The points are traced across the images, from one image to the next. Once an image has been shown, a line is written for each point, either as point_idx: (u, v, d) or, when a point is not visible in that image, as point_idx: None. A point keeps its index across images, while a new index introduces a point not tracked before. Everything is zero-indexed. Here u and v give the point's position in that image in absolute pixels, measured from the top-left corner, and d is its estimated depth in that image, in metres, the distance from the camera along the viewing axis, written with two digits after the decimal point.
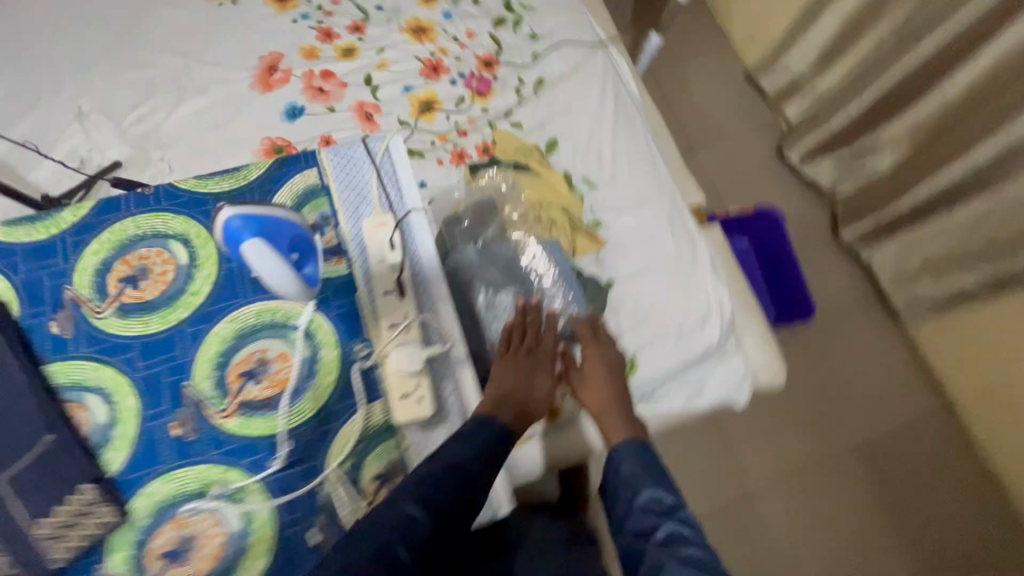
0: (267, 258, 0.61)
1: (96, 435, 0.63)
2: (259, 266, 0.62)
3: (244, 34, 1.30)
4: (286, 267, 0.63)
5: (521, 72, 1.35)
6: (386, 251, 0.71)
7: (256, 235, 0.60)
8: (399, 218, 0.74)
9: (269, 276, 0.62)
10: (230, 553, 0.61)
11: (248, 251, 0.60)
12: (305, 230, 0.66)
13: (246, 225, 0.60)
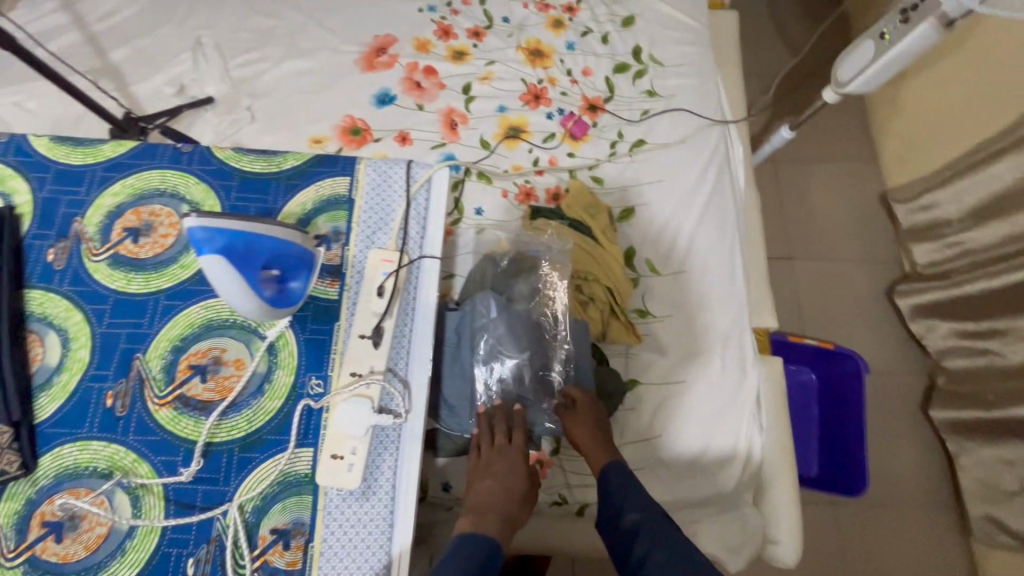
0: (226, 276, 0.56)
1: (38, 376, 0.62)
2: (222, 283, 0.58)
3: (370, 12, 1.32)
4: (248, 288, 0.58)
5: (623, 127, 1.24)
6: (379, 291, 0.65)
7: (217, 252, 0.55)
8: (408, 259, 0.67)
9: (230, 296, 0.58)
10: (107, 550, 0.57)
11: (208, 267, 0.56)
12: (288, 245, 0.60)
13: (211, 237, 0.55)
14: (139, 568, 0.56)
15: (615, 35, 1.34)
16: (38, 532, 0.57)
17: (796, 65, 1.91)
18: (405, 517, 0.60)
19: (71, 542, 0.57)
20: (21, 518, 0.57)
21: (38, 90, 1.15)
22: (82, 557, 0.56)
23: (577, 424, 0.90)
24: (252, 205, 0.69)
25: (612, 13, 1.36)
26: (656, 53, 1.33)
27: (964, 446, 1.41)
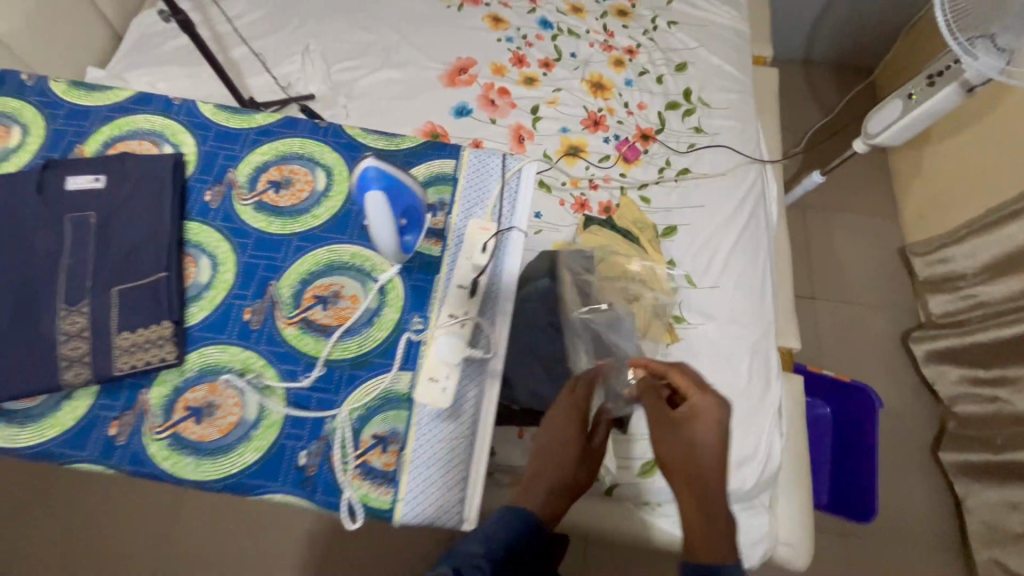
0: (381, 210, 0.69)
1: (191, 290, 0.74)
2: (372, 215, 0.70)
3: (455, 37, 1.50)
4: (393, 224, 0.71)
5: (671, 156, 1.39)
6: (477, 250, 0.76)
7: (382, 189, 0.69)
8: (501, 229, 0.80)
9: (374, 227, 0.70)
10: (237, 435, 0.68)
11: (371, 198, 0.69)
12: (421, 205, 0.75)
13: (379, 178, 0.69)
14: (260, 452, 0.67)
15: (669, 78, 1.50)
16: (181, 414, 0.68)
17: (826, 123, 2.07)
18: (483, 441, 0.70)
19: (209, 425, 0.68)
20: (168, 401, 0.69)
21: (170, 73, 1.33)
22: (217, 438, 0.68)
23: (666, 435, 0.64)
24: None
25: (667, 59, 1.53)
26: (704, 96, 1.49)
27: (971, 489, 1.46)
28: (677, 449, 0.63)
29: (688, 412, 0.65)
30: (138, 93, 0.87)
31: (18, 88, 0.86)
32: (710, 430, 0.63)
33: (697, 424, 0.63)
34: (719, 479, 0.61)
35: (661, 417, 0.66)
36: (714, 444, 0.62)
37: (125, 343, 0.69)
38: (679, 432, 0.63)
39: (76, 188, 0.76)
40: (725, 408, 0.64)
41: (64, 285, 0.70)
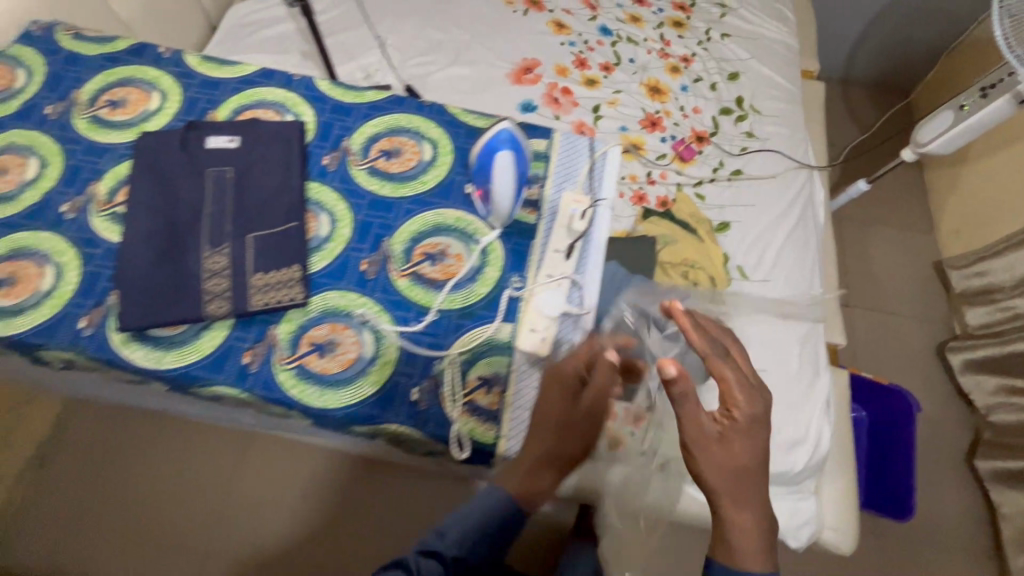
0: (507, 163, 0.83)
1: (313, 240, 0.82)
2: (498, 168, 0.83)
3: (521, 39, 1.59)
4: (514, 180, 0.83)
5: (724, 158, 1.46)
6: (573, 220, 0.84)
7: (510, 150, 0.84)
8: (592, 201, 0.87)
9: (498, 176, 0.82)
10: (356, 370, 0.75)
11: (501, 153, 0.83)
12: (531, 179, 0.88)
13: (508, 143, 0.85)
14: (377, 386, 0.74)
15: (723, 86, 1.58)
16: (307, 348, 0.75)
17: (864, 139, 2.13)
18: None
19: (331, 359, 0.75)
20: (294, 336, 0.76)
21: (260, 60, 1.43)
22: (338, 372, 0.75)
23: (708, 444, 0.65)
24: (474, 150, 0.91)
25: (721, 68, 1.61)
26: (755, 104, 1.56)
27: (1008, 497, 1.49)
28: (724, 471, 0.65)
29: (734, 431, 0.65)
30: (262, 68, 0.96)
31: (156, 59, 0.96)
32: (753, 446, 0.65)
33: (742, 443, 0.65)
34: (756, 492, 0.65)
35: (702, 432, 0.66)
36: (756, 461, 0.66)
37: (260, 283, 0.77)
38: (721, 446, 0.65)
39: (214, 146, 0.85)
40: (763, 419, 0.67)
41: (208, 230, 0.79)
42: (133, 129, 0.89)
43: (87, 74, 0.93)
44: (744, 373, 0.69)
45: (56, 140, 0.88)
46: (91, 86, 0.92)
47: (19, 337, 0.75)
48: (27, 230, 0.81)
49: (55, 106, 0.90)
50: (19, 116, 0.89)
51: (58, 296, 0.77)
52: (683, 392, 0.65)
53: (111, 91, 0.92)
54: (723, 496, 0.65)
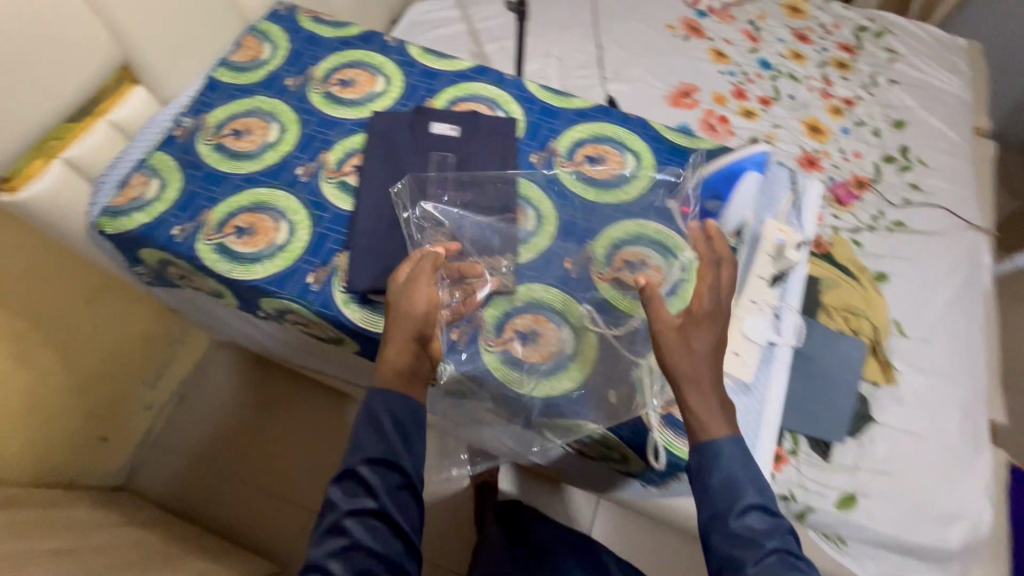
0: (749, 187, 0.86)
1: (520, 233, 0.85)
2: (742, 188, 0.86)
3: (681, 64, 1.60)
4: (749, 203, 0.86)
5: (885, 207, 1.39)
6: (782, 250, 0.83)
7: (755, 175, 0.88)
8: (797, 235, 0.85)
9: (740, 195, 0.86)
10: (556, 362, 0.77)
11: (749, 176, 0.87)
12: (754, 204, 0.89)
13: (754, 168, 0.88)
14: (576, 382, 0.76)
15: (887, 132, 1.52)
16: (510, 334, 0.78)
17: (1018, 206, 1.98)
18: (770, 416, 0.76)
19: (532, 348, 0.78)
20: (500, 321, 0.79)
21: None
22: (539, 361, 0.77)
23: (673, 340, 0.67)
24: (675, 166, 0.92)
25: (885, 114, 1.55)
26: (922, 156, 1.49)
27: None
28: (682, 353, 0.66)
29: (692, 323, 0.68)
30: (476, 65, 1.02)
31: (382, 47, 1.03)
32: (709, 335, 0.68)
33: (696, 332, 0.67)
34: (712, 374, 0.67)
35: (664, 321, 0.68)
36: (711, 354, 0.68)
37: (476, 267, 0.81)
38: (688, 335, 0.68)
39: (438, 133, 0.91)
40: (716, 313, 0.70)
41: (429, 209, 0.85)
42: (360, 108, 0.96)
43: (322, 54, 1.02)
44: (717, 279, 0.71)
45: (294, 110, 0.96)
46: (325, 64, 1.01)
47: (255, 283, 0.82)
48: (267, 187, 0.89)
49: (294, 79, 0.99)
50: (264, 85, 0.98)
51: (291, 251, 0.84)
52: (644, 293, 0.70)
53: (342, 71, 1.00)
54: (677, 377, 0.67)
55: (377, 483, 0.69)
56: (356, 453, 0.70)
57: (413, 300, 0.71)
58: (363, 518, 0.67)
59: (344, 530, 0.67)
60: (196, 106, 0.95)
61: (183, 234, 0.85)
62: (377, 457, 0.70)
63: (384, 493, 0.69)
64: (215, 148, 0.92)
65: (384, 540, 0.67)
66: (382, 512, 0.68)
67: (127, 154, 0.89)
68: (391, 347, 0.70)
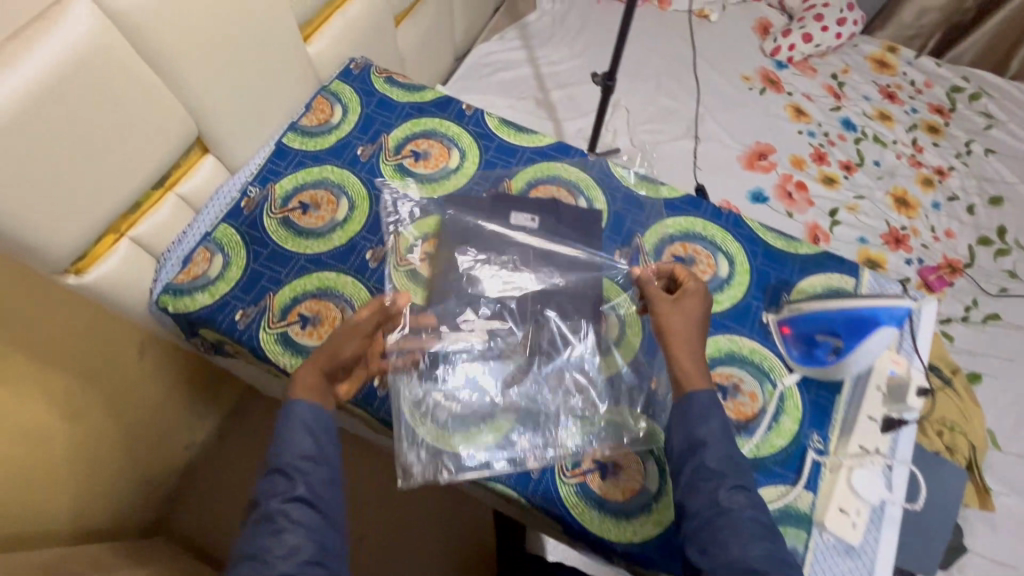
0: (879, 343, 0.73)
1: (601, 342, 0.79)
2: (869, 344, 0.73)
3: (756, 121, 1.51)
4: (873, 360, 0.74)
5: (979, 296, 1.28)
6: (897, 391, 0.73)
7: (891, 329, 0.73)
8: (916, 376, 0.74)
9: (865, 351, 0.73)
10: (639, 503, 0.70)
11: (883, 332, 0.72)
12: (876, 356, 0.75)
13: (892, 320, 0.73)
14: (660, 527, 0.69)
15: (982, 210, 1.40)
16: (589, 464, 0.72)
17: None
18: None
19: (614, 483, 0.71)
20: (578, 447, 0.73)
21: (498, 104, 1.47)
22: (621, 499, 0.70)
23: (663, 307, 0.71)
24: (772, 273, 0.84)
25: (981, 189, 1.42)
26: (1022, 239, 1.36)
27: None
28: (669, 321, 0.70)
29: (686, 293, 0.71)
30: (558, 142, 0.96)
31: (457, 115, 0.97)
32: (696, 310, 0.71)
33: (683, 307, 0.71)
34: (698, 344, 0.69)
35: (657, 294, 0.72)
36: (699, 324, 0.71)
37: (556, 385, 0.76)
38: (677, 304, 0.71)
39: (517, 223, 0.86)
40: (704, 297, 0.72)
41: (504, 316, 0.80)
42: (433, 186, 0.91)
43: (395, 120, 0.97)
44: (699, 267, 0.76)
45: (365, 184, 0.91)
46: (398, 133, 0.95)
47: None
48: (335, 270, 0.84)
49: (366, 148, 0.94)
50: (334, 152, 0.94)
51: None
52: (640, 277, 0.75)
53: (415, 142, 0.95)
54: (666, 342, 0.69)
55: (307, 467, 0.62)
56: (284, 452, 0.63)
57: (345, 344, 0.70)
58: (294, 506, 0.60)
59: (274, 517, 0.59)
60: (263, 174, 0.91)
61: (245, 320, 0.81)
62: (307, 441, 0.64)
63: (315, 478, 0.62)
64: (281, 223, 0.88)
65: (323, 525, 0.60)
66: (318, 498, 0.61)
67: (193, 227, 0.86)
68: (306, 367, 0.68)
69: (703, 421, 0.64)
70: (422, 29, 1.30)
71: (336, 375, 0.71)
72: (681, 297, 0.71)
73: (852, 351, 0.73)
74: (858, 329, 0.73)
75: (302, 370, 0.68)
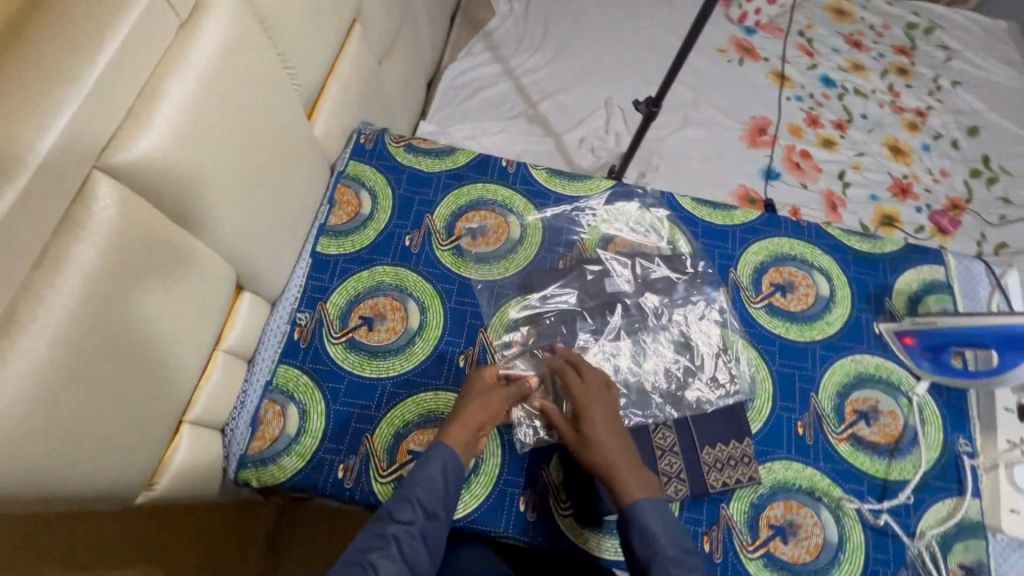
0: None
1: (740, 403, 0.75)
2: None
3: (745, 94, 1.48)
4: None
5: (986, 229, 1.35)
6: None
7: None
8: None
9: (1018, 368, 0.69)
10: (828, 559, 0.68)
11: None
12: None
13: None
14: None
15: (965, 143, 1.46)
16: (767, 532, 0.69)
17: None
18: None
19: (798, 545, 0.68)
20: (750, 517, 0.69)
21: (490, 129, 1.35)
22: (811, 558, 0.68)
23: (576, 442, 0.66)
24: (869, 280, 0.83)
25: (959, 122, 1.48)
26: (1005, 163, 1.43)
27: None
28: (583, 444, 0.66)
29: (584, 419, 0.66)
30: (616, 183, 0.89)
31: (500, 176, 0.88)
32: (604, 418, 0.66)
33: (589, 422, 0.66)
34: (624, 452, 0.65)
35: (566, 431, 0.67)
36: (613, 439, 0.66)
37: (712, 458, 0.71)
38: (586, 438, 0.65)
39: (611, 292, 0.81)
40: (607, 399, 0.69)
41: (632, 398, 0.75)
42: (502, 264, 0.82)
43: (435, 196, 0.86)
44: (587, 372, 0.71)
45: (428, 279, 0.81)
46: (443, 210, 0.85)
47: (462, 522, 0.69)
48: (430, 388, 0.74)
49: (414, 237, 0.83)
50: (380, 249, 0.82)
51: (488, 474, 0.71)
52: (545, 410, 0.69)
53: (465, 217, 0.85)
54: (590, 464, 0.65)
55: (432, 503, 0.61)
56: (415, 484, 0.61)
57: (492, 406, 0.67)
58: (407, 534, 0.59)
59: (389, 543, 0.58)
60: (309, 294, 0.79)
61: (351, 476, 0.70)
62: (441, 472, 0.62)
63: (434, 516, 0.60)
64: (348, 347, 0.76)
65: (422, 557, 0.59)
66: (429, 534, 0.60)
67: (252, 380, 0.74)
68: (456, 426, 0.65)
69: (644, 537, 0.60)
70: (401, 69, 1.15)
71: (484, 433, 0.68)
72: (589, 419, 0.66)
73: (1010, 368, 0.70)
74: (1015, 346, 0.69)
75: (453, 426, 0.65)
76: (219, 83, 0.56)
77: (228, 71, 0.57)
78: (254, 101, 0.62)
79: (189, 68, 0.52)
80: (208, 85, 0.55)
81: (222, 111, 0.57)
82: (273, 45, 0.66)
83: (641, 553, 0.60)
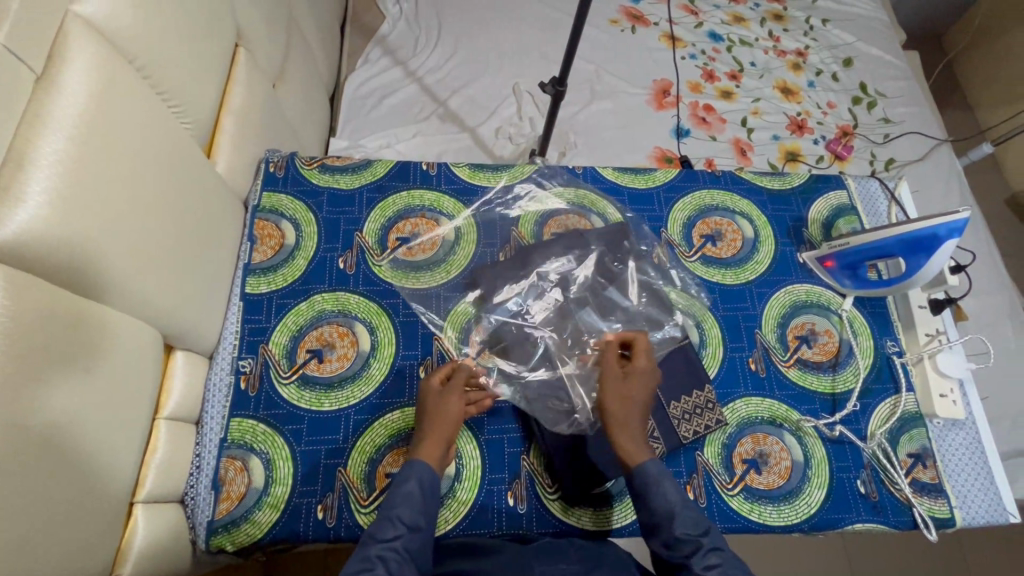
0: (941, 253, 0.74)
1: (695, 353, 0.78)
2: (933, 258, 0.75)
3: (643, 60, 1.54)
4: (935, 266, 0.76)
5: (875, 149, 1.47)
6: (948, 275, 0.79)
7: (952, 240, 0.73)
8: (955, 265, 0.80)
9: (928, 265, 0.75)
10: (799, 479, 0.73)
11: (947, 244, 0.73)
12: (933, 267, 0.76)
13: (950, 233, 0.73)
14: (824, 489, 0.72)
15: (843, 74, 1.58)
16: (742, 467, 0.73)
17: (925, 45, 1.90)
18: (991, 443, 0.77)
19: (771, 472, 0.73)
20: (725, 457, 0.73)
21: (403, 135, 1.33)
22: (784, 481, 0.72)
23: (615, 394, 0.67)
24: (787, 215, 0.89)
25: (834, 56, 1.61)
26: (879, 87, 1.57)
27: None
28: (624, 396, 0.66)
29: (638, 374, 0.68)
30: (538, 167, 0.90)
31: (423, 180, 0.87)
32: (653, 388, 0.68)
33: (638, 382, 0.67)
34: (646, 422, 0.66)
35: (611, 379, 0.68)
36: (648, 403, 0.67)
37: (681, 412, 0.74)
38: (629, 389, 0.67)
39: (558, 274, 0.81)
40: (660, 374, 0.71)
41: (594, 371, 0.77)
42: (444, 268, 0.81)
43: (361, 213, 0.84)
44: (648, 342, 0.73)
45: (370, 297, 0.79)
46: (372, 225, 0.83)
47: (454, 532, 0.68)
48: (396, 407, 0.73)
49: (347, 258, 0.81)
50: (314, 277, 0.79)
51: (472, 477, 0.71)
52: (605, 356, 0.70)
53: (397, 227, 0.83)
54: (608, 413, 0.66)
55: (413, 516, 0.58)
56: (396, 500, 0.59)
57: (456, 415, 0.66)
58: (391, 552, 0.55)
59: (376, 564, 0.54)
60: (248, 339, 0.75)
61: (332, 513, 0.67)
62: (418, 488, 0.60)
63: (417, 529, 0.57)
64: (302, 385, 0.73)
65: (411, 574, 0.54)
66: (416, 550, 0.56)
67: (204, 441, 0.69)
68: (427, 441, 0.64)
69: (660, 491, 0.61)
70: (299, 87, 1.10)
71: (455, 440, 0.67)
72: (642, 379, 0.68)
73: (919, 269, 0.76)
74: (920, 249, 0.75)
75: (423, 443, 0.64)
76: (99, 134, 0.51)
77: (104, 121, 0.52)
78: (142, 147, 0.57)
79: (58, 125, 0.47)
80: (86, 138, 0.50)
81: (108, 164, 0.52)
82: (152, 85, 0.61)
83: (645, 517, 0.61)
